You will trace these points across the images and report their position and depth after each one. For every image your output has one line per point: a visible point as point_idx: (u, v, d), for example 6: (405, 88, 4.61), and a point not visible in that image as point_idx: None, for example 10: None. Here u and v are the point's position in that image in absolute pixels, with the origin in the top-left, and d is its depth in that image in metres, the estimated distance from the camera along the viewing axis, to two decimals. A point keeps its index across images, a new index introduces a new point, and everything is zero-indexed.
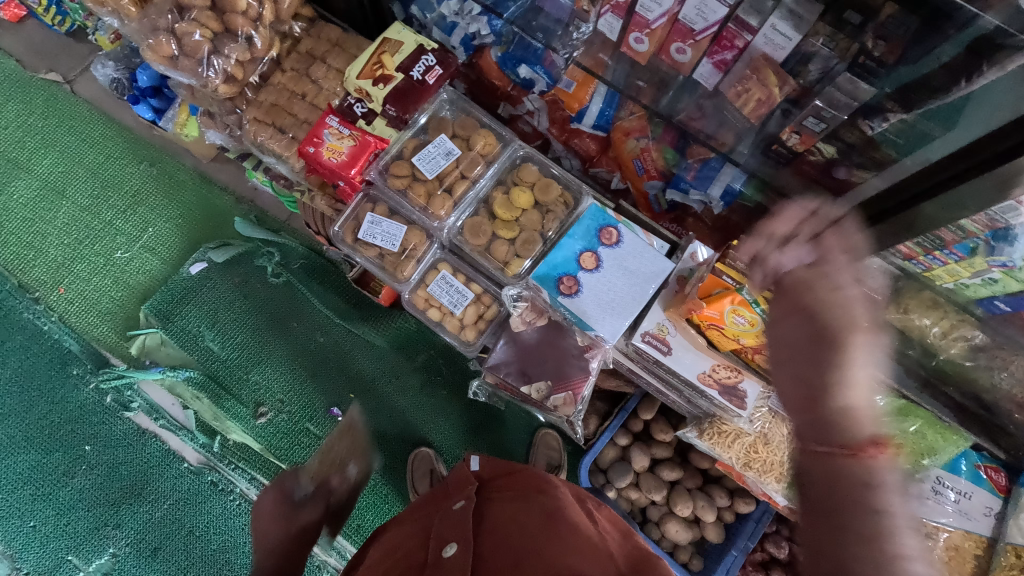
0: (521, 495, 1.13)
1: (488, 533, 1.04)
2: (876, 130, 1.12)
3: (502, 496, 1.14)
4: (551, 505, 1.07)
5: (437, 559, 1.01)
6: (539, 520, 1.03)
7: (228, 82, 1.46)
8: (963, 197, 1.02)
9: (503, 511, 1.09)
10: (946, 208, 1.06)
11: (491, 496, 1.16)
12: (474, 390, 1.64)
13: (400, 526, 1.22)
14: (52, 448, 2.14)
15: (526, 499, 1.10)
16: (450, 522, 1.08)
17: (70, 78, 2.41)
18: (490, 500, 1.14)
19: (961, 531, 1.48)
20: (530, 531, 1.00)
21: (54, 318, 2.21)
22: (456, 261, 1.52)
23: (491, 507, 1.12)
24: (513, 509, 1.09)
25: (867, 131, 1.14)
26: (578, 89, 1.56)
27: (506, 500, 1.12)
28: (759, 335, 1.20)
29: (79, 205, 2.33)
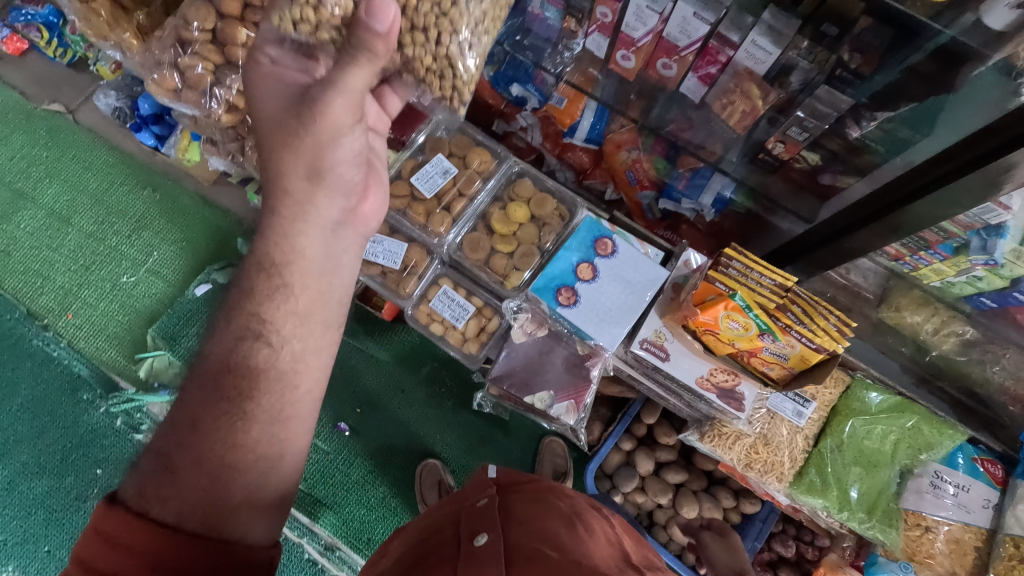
0: (541, 497, 1.14)
1: (514, 526, 1.05)
2: (864, 130, 1.14)
3: (523, 496, 1.15)
4: (569, 510, 1.09)
5: (470, 549, 0.99)
6: (560, 521, 1.04)
7: (230, 111, 1.49)
8: (956, 194, 1.02)
9: (526, 509, 1.10)
10: (940, 205, 1.05)
11: (512, 496, 1.17)
12: (479, 401, 1.66)
13: (418, 527, 1.20)
14: (64, 473, 2.17)
15: (546, 501, 1.12)
16: (478, 516, 1.09)
17: (72, 108, 2.46)
18: (513, 498, 1.15)
19: (960, 524, 1.40)
20: (554, 531, 1.01)
21: (64, 344, 2.25)
22: (455, 276, 1.56)
23: (514, 504, 1.13)
24: (536, 508, 1.10)
25: (851, 135, 1.16)
26: (569, 105, 1.59)
27: (527, 500, 1.13)
28: (754, 339, 1.23)
29: (85, 232, 2.37)
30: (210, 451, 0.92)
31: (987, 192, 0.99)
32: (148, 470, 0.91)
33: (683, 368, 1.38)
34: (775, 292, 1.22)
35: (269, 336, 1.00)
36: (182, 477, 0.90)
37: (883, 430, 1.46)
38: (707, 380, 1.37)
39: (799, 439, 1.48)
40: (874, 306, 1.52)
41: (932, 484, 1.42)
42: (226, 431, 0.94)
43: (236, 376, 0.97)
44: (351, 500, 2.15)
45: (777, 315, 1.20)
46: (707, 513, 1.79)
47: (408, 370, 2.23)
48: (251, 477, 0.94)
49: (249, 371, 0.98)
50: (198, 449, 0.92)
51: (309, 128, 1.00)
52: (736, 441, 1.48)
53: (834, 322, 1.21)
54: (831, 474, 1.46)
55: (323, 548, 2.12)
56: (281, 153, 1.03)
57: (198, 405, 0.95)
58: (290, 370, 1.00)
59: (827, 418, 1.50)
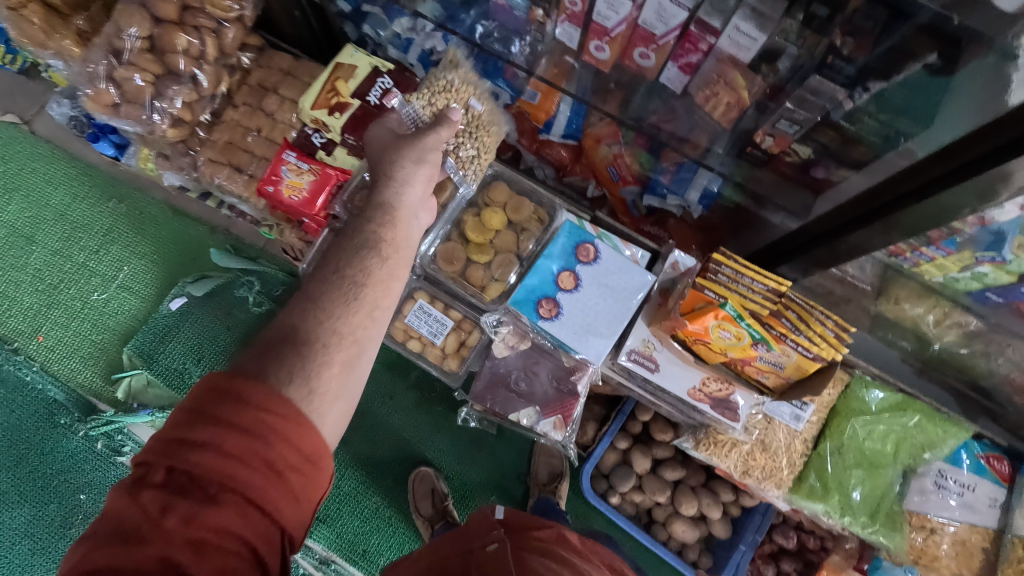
0: (552, 551, 1.08)
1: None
2: (858, 100, 1.01)
3: (533, 547, 1.09)
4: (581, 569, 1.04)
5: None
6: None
7: (176, 126, 1.40)
8: (955, 202, 0.94)
9: (540, 562, 1.04)
10: (937, 213, 0.98)
11: (522, 543, 1.10)
12: (463, 416, 1.58)
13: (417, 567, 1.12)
14: (46, 500, 2.10)
15: (557, 556, 1.07)
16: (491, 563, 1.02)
17: (27, 118, 2.33)
18: (523, 547, 1.09)
19: (967, 525, 1.38)
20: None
21: (36, 368, 2.16)
22: (431, 290, 1.46)
23: (527, 553, 1.06)
24: (551, 563, 1.04)
25: (846, 102, 1.02)
26: (543, 99, 1.48)
27: (538, 551, 1.07)
28: (748, 347, 1.15)
29: (50, 249, 2.26)
30: (328, 329, 0.86)
31: (989, 195, 0.90)
32: (272, 331, 0.86)
33: (673, 377, 1.31)
34: (768, 298, 1.15)
35: (381, 250, 0.99)
36: (298, 344, 0.84)
37: (885, 428, 1.41)
38: (699, 391, 1.30)
39: (797, 443, 1.42)
40: (872, 299, 1.44)
41: (936, 483, 1.38)
42: (339, 315, 0.88)
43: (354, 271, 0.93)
44: (344, 512, 2.09)
45: (772, 323, 1.14)
46: (707, 509, 1.74)
47: (395, 376, 2.16)
48: (342, 369, 0.85)
49: (357, 286, 0.92)
50: (317, 321, 0.87)
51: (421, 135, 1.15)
52: (731, 449, 1.41)
53: (831, 327, 1.14)
54: (831, 478, 1.40)
55: (318, 562, 2.06)
56: (391, 154, 1.13)
57: (324, 281, 0.91)
58: (383, 297, 0.94)
59: (826, 419, 1.44)
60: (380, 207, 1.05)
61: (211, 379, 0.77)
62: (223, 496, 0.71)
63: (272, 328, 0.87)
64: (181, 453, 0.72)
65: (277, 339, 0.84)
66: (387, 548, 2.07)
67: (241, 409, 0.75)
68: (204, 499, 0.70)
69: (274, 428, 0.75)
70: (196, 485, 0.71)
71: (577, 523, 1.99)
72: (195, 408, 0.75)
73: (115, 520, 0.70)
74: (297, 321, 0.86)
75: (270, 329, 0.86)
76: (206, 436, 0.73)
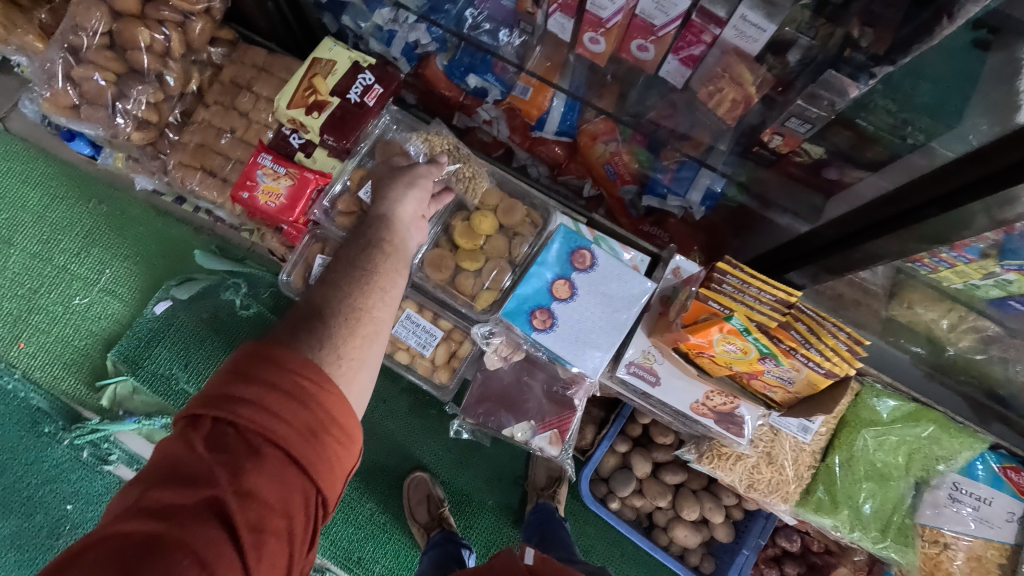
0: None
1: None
2: (862, 90, 0.93)
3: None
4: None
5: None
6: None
7: (141, 128, 1.32)
8: (974, 214, 0.88)
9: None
10: (954, 224, 0.92)
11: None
12: (456, 429, 1.51)
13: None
14: (32, 511, 2.04)
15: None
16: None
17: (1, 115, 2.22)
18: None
19: (982, 540, 1.31)
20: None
21: (18, 375, 2.08)
22: (419, 298, 1.38)
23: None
24: None
25: (852, 92, 0.94)
26: (535, 95, 1.38)
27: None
28: (754, 361, 1.09)
29: (29, 252, 2.16)
30: (359, 301, 0.84)
31: (1012, 206, 0.84)
32: (302, 301, 0.83)
33: (674, 391, 1.24)
34: (776, 310, 1.08)
35: (387, 245, 0.95)
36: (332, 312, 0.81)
37: (897, 439, 1.34)
38: (702, 405, 1.24)
39: (805, 457, 1.36)
40: (883, 302, 1.37)
41: (950, 497, 1.33)
42: (366, 288, 0.86)
43: (372, 258, 0.91)
44: (337, 520, 2.03)
45: (779, 336, 1.07)
46: (709, 514, 1.68)
47: (388, 380, 2.08)
48: (372, 340, 0.83)
49: (376, 273, 0.89)
50: (347, 291, 0.84)
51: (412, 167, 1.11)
52: (737, 462, 1.35)
53: (844, 340, 1.06)
54: (840, 492, 1.34)
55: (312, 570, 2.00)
56: (385, 185, 1.09)
57: (347, 263, 0.89)
58: (397, 288, 0.91)
59: (836, 429, 1.37)
60: (378, 218, 1.00)
61: (254, 342, 0.75)
62: (268, 452, 0.68)
63: (306, 299, 0.84)
64: (225, 408, 0.70)
65: (313, 310, 0.81)
66: (383, 555, 2.01)
67: (284, 369, 0.72)
68: (248, 454, 0.68)
69: (315, 386, 0.73)
70: (241, 439, 0.69)
71: (576, 528, 1.93)
72: (242, 364, 0.73)
73: (162, 467, 0.67)
74: (321, 298, 0.83)
75: (305, 300, 0.83)
76: (251, 393, 0.70)
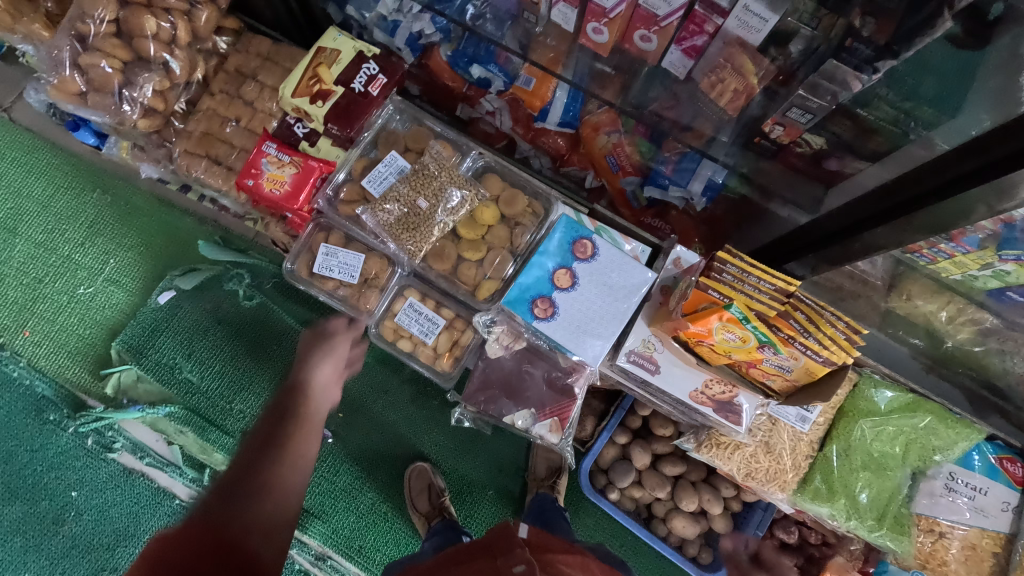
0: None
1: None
2: (866, 83, 0.93)
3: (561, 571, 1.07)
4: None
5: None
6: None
7: (148, 116, 1.34)
8: (973, 203, 0.90)
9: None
10: (954, 213, 0.93)
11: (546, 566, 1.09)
12: (457, 417, 1.52)
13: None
14: (39, 497, 2.06)
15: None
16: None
17: (6, 105, 2.22)
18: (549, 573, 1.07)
19: (977, 529, 1.33)
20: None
21: (24, 364, 2.10)
22: (422, 287, 1.42)
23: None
24: None
25: (856, 84, 0.94)
26: (538, 86, 1.40)
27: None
28: (752, 350, 1.10)
29: (34, 241, 2.18)
30: (266, 475, 1.00)
31: (1008, 196, 0.86)
32: (216, 488, 0.97)
33: (674, 380, 1.25)
34: (775, 298, 1.08)
35: (297, 421, 1.15)
36: (246, 481, 0.97)
37: (894, 430, 1.35)
38: (702, 394, 1.24)
39: (802, 446, 1.38)
40: (883, 295, 1.38)
41: (946, 486, 1.35)
42: (280, 456, 1.04)
43: (286, 443, 1.07)
44: (339, 508, 2.04)
45: (779, 325, 1.08)
46: (708, 505, 1.68)
47: (390, 370, 2.10)
48: (286, 491, 0.99)
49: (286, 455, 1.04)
50: (252, 476, 0.99)
51: (327, 331, 1.36)
52: (734, 451, 1.38)
53: (841, 329, 1.09)
54: (837, 480, 1.36)
55: (314, 558, 2.01)
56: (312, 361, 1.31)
57: (251, 455, 1.04)
58: (309, 438, 1.11)
59: (833, 420, 1.39)
60: (294, 388, 1.24)
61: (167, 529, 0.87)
62: None
63: (223, 480, 1.00)
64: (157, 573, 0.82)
65: (240, 481, 0.99)
66: (384, 544, 2.03)
67: (216, 537, 0.87)
68: None
69: (233, 547, 0.87)
70: None
71: (575, 518, 1.94)
72: (168, 539, 0.86)
73: None
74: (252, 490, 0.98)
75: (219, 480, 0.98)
76: (175, 559, 0.83)
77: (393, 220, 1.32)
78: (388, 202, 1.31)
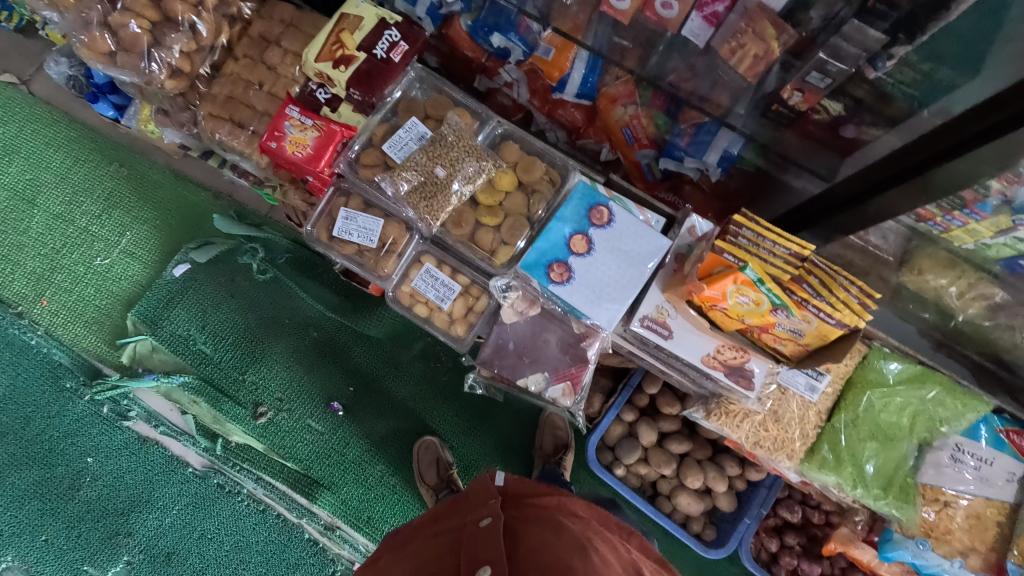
0: (551, 516, 1.08)
1: (520, 559, 1.00)
2: (880, 73, 1.01)
3: (531, 515, 1.09)
4: (581, 534, 1.04)
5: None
6: (574, 548, 1.00)
7: (174, 77, 1.40)
8: (981, 161, 0.93)
9: (534, 533, 1.04)
10: (963, 173, 0.97)
11: (518, 513, 1.11)
12: (470, 383, 1.56)
13: (413, 549, 1.15)
14: (54, 462, 2.01)
15: (556, 522, 1.06)
16: (480, 540, 1.02)
17: (25, 78, 2.15)
18: (519, 519, 1.09)
19: (982, 499, 1.35)
20: (569, 563, 0.97)
21: (41, 332, 2.03)
22: (439, 253, 1.43)
23: (521, 526, 1.07)
24: (545, 531, 1.04)
25: (871, 76, 1.03)
26: (558, 56, 1.41)
27: (535, 519, 1.08)
28: (766, 314, 1.12)
29: (52, 213, 2.10)
30: None
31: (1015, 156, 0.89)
32: None
33: (687, 344, 1.28)
34: (789, 263, 1.13)
35: None
36: None
37: (901, 401, 1.37)
38: (713, 358, 1.27)
39: (811, 415, 1.40)
40: (894, 270, 1.40)
41: (952, 457, 1.36)
42: None
43: None
44: (349, 480, 2.00)
45: (792, 289, 1.11)
46: (712, 483, 1.69)
47: (401, 346, 2.04)
48: None
49: None
50: None
51: None
52: (744, 419, 1.40)
53: (855, 294, 1.12)
54: (844, 450, 1.38)
55: (323, 528, 2.01)
56: None
57: None
58: None
59: (841, 391, 1.41)
60: None
61: None
62: None
63: None
64: None
65: None
66: (391, 516, 1.99)
67: None
68: None
69: None
70: None
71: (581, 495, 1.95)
72: None
73: None
74: None
75: None
76: None
77: (411, 189, 1.33)
78: (407, 170, 1.32)
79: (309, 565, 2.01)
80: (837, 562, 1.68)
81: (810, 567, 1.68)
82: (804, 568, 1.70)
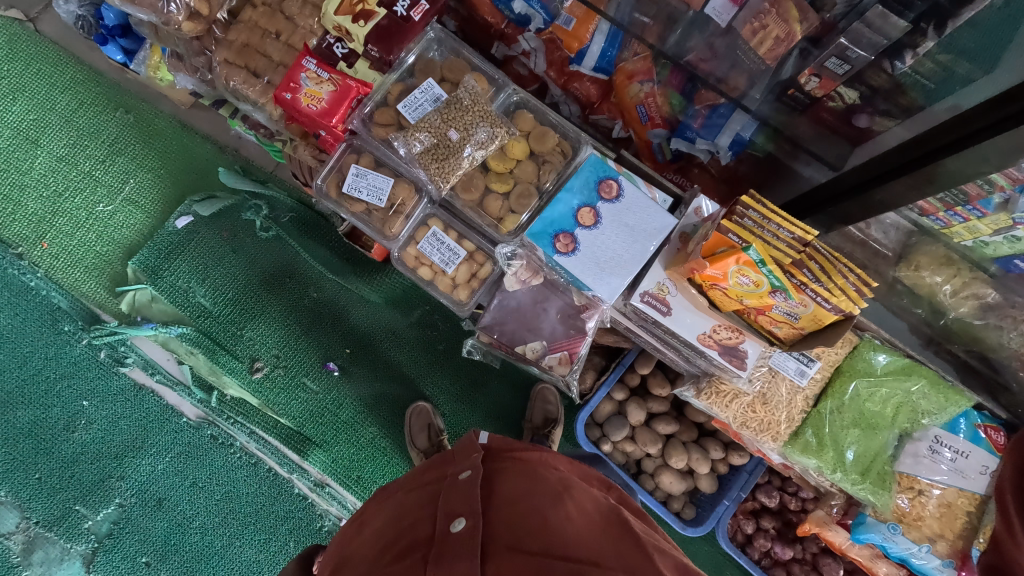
0: (530, 470, 1.12)
1: (496, 509, 1.03)
2: (899, 70, 1.06)
3: (512, 469, 1.13)
4: (558, 486, 1.08)
5: (445, 534, 0.97)
6: (549, 499, 1.04)
7: (192, 19, 1.43)
8: (986, 151, 0.95)
9: (512, 486, 1.08)
10: (968, 163, 0.99)
11: (499, 466, 1.15)
12: (467, 348, 1.61)
13: (395, 501, 1.18)
14: (49, 403, 2.00)
15: (534, 475, 1.10)
16: (459, 493, 1.05)
17: (32, 15, 2.07)
18: (499, 473, 1.13)
19: (954, 489, 1.40)
20: (543, 512, 1.01)
21: (40, 274, 2.00)
22: (447, 217, 1.44)
23: (499, 480, 1.11)
24: (523, 485, 1.08)
25: (891, 72, 1.07)
26: (579, 27, 1.41)
27: (515, 473, 1.12)
28: (764, 295, 1.16)
29: (55, 154, 2.05)
30: None
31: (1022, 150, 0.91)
32: None
33: (684, 322, 1.31)
34: (792, 246, 1.14)
35: None
36: None
37: (887, 392, 1.43)
38: (709, 337, 1.31)
39: (799, 399, 1.46)
40: (891, 264, 1.41)
41: (930, 449, 1.41)
42: None
43: None
44: (340, 439, 2.03)
45: (792, 272, 1.14)
46: (695, 464, 1.72)
47: (398, 313, 2.04)
48: None
49: None
50: None
51: None
52: (733, 400, 1.46)
53: (852, 281, 1.15)
54: (827, 435, 1.44)
55: (313, 485, 2.04)
56: None
57: None
58: None
59: (830, 378, 1.47)
60: None
61: None
62: None
63: None
64: None
65: None
66: (380, 477, 2.02)
67: None
68: None
69: None
70: None
71: None
72: None
73: None
74: None
75: None
76: None
77: (423, 150, 1.34)
78: (421, 131, 1.33)
79: (296, 519, 2.05)
80: (809, 548, 1.73)
81: (783, 550, 1.74)
82: (776, 550, 1.75)
